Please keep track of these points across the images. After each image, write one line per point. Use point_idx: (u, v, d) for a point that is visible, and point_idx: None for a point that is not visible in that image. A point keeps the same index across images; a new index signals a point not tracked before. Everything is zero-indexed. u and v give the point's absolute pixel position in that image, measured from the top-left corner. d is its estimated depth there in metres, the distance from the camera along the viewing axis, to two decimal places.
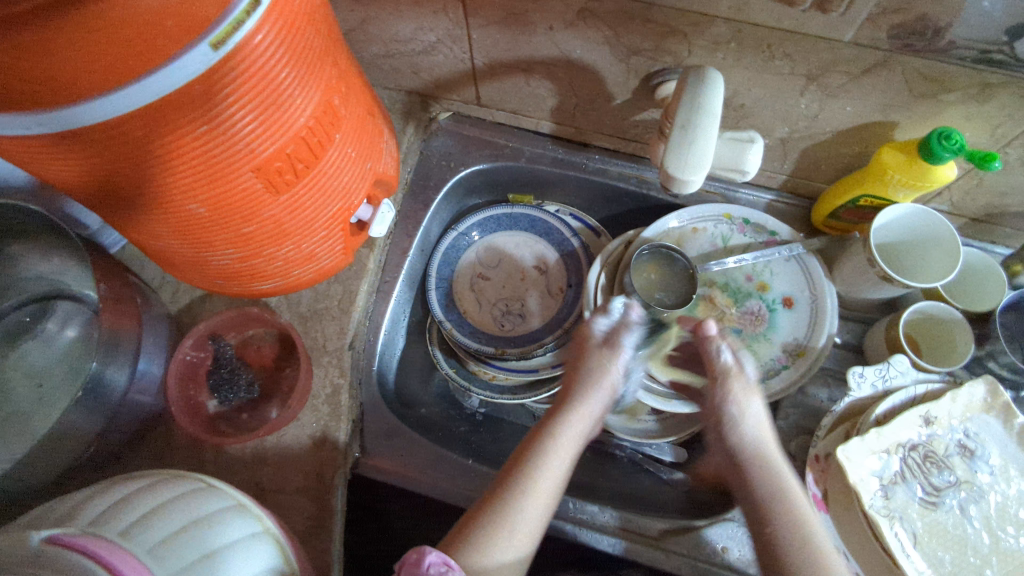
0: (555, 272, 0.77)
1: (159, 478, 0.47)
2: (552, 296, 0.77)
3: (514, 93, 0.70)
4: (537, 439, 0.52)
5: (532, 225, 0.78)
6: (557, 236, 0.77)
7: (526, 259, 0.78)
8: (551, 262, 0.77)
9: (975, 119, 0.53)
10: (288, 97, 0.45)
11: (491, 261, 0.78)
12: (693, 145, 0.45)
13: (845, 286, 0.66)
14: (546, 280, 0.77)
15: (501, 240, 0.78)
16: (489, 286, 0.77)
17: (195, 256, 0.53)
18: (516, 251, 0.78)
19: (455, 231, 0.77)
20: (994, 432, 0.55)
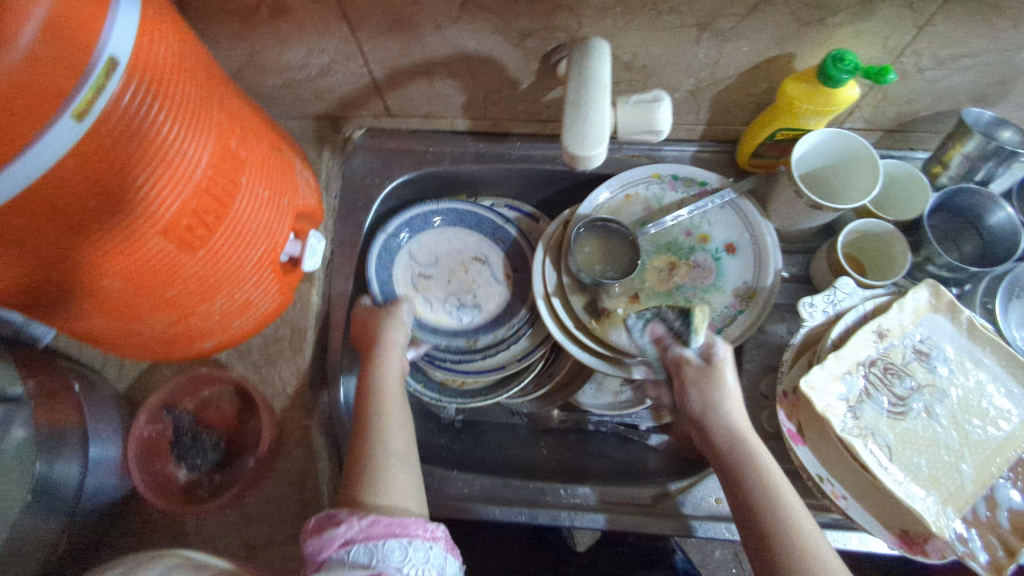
0: (497, 262, 0.76)
1: (135, 561, 0.45)
2: (500, 284, 0.75)
3: (422, 98, 0.69)
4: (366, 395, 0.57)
5: (462, 218, 0.76)
6: (489, 226, 0.76)
7: (463, 253, 0.76)
8: (489, 251, 0.76)
9: (864, 36, 0.54)
10: (177, 153, 0.43)
11: (427, 260, 0.75)
12: (589, 120, 0.44)
13: (782, 221, 0.67)
14: (489, 269, 0.75)
15: (432, 238, 0.76)
16: (433, 285, 0.75)
17: (126, 331, 0.51)
18: (451, 246, 0.76)
19: (385, 233, 0.73)
20: (944, 331, 0.56)
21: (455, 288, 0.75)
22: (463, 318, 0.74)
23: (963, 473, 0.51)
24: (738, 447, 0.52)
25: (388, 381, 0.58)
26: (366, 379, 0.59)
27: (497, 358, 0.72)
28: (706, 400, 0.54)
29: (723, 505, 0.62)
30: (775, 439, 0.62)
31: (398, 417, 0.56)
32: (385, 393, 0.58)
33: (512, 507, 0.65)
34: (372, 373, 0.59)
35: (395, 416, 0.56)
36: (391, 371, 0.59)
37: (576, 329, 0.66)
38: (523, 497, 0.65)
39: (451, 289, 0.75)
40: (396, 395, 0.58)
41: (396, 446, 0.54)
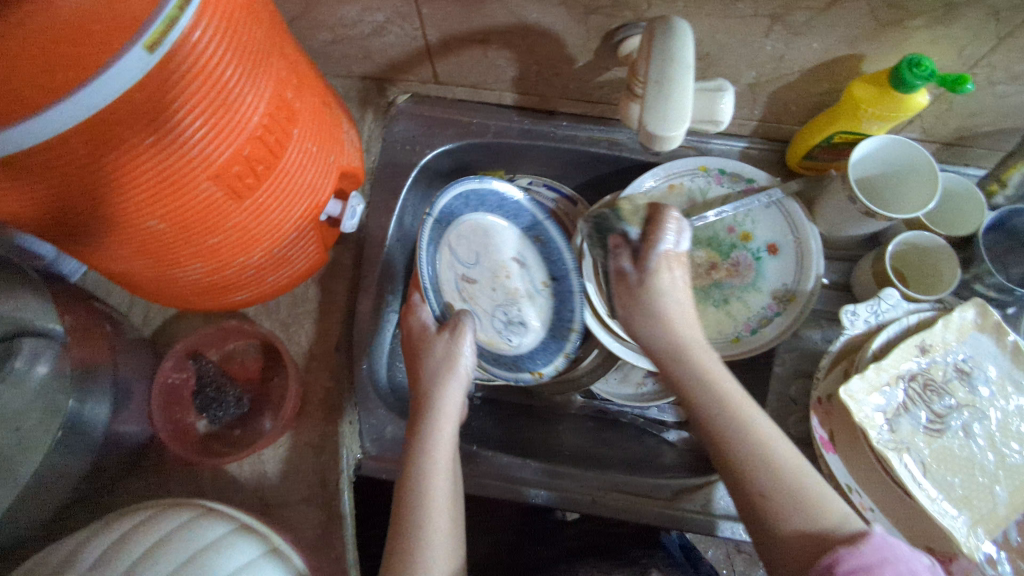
0: (533, 263, 0.73)
1: (158, 508, 0.45)
2: (541, 292, 0.73)
3: (472, 67, 0.68)
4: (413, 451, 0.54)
5: (501, 205, 0.72)
6: (526, 218, 0.72)
7: (500, 249, 0.73)
8: (524, 249, 0.73)
9: (941, 43, 0.52)
10: (237, 97, 0.42)
11: (468, 257, 0.72)
12: (671, 99, 0.43)
13: (829, 226, 0.66)
14: (528, 273, 0.73)
15: (468, 226, 0.72)
16: (477, 290, 0.73)
17: (162, 275, 0.50)
18: (488, 244, 0.73)
19: (430, 214, 0.65)
20: (988, 352, 0.55)
21: (496, 300, 0.73)
22: (518, 334, 0.72)
23: (997, 496, 0.51)
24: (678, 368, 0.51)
25: (439, 440, 0.54)
26: (419, 432, 0.55)
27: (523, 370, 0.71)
28: (651, 314, 0.53)
29: None
30: (801, 445, 0.61)
31: (446, 460, 0.53)
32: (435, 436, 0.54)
33: (527, 488, 0.65)
34: (426, 417, 0.56)
35: (442, 459, 0.53)
36: (445, 415, 0.57)
37: (610, 320, 0.65)
38: (539, 479, 0.65)
39: (494, 301, 0.73)
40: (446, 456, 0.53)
41: (439, 518, 0.49)
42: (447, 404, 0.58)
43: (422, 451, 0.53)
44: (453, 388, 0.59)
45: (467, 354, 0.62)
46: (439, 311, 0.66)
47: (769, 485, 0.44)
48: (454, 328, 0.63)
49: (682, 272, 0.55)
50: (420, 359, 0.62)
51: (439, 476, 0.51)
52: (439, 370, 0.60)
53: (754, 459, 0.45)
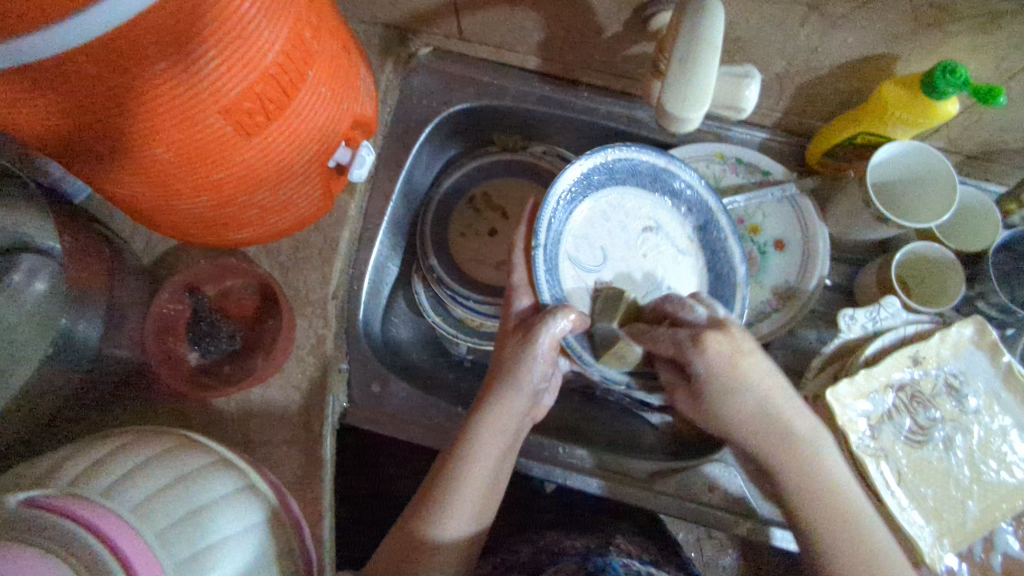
0: (669, 221, 0.63)
1: (139, 435, 0.45)
2: (686, 249, 0.63)
3: (497, 27, 0.65)
4: (456, 447, 0.52)
5: (608, 170, 0.60)
6: (649, 165, 0.61)
7: (631, 219, 0.62)
8: (654, 211, 0.63)
9: (982, 50, 0.50)
10: (254, 30, 0.41)
11: (591, 252, 0.61)
12: (691, 83, 0.42)
13: (838, 227, 0.65)
14: (667, 235, 0.63)
15: (579, 228, 0.61)
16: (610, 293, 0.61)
17: (165, 206, 0.50)
18: (611, 226, 0.62)
19: (538, 244, 0.55)
20: (981, 369, 0.55)
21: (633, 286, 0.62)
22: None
23: (968, 511, 0.51)
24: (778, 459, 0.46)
25: (491, 437, 0.52)
26: (470, 421, 0.53)
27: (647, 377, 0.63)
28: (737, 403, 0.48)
29: (716, 495, 0.63)
30: None
31: (490, 457, 0.52)
32: (485, 431, 0.52)
33: None
34: (479, 416, 0.53)
35: (481, 470, 0.51)
36: (504, 414, 0.53)
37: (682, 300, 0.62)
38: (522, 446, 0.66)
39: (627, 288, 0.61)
40: (493, 453, 0.52)
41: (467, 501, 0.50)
42: (514, 405, 0.54)
43: (466, 445, 0.52)
44: (524, 388, 0.54)
45: (545, 354, 0.54)
46: (547, 298, 0.56)
47: (838, 541, 0.44)
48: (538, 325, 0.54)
49: (744, 349, 0.47)
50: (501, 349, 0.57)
51: (475, 471, 0.51)
52: (507, 373, 0.55)
53: (832, 512, 0.44)
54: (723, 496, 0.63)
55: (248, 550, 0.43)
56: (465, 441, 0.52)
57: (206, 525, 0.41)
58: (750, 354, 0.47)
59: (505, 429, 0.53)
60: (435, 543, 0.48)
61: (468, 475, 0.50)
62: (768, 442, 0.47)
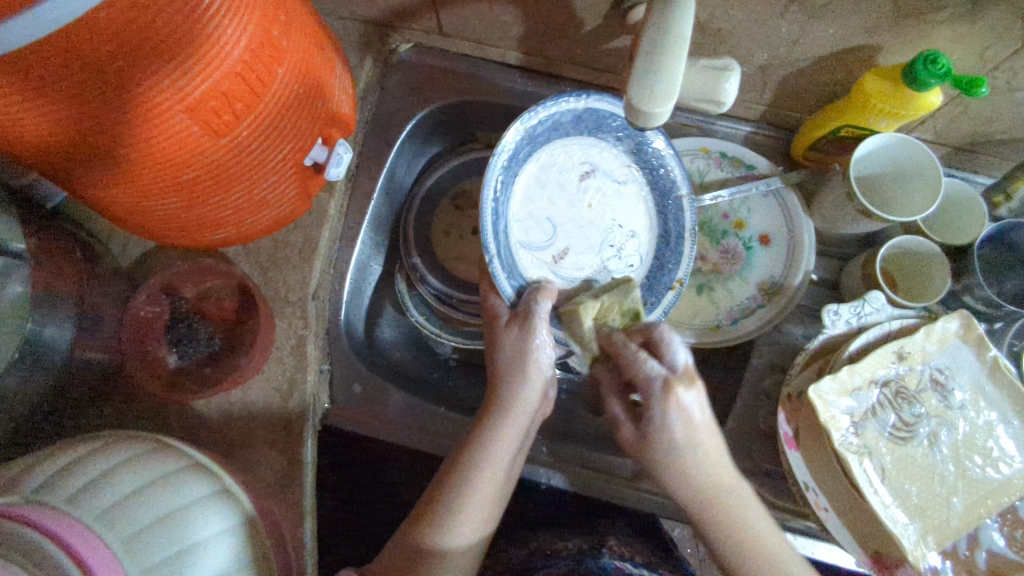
0: (603, 157, 0.61)
1: (109, 440, 0.45)
2: (625, 177, 0.62)
3: (477, 22, 0.64)
4: (467, 448, 0.51)
5: (529, 139, 0.56)
6: (569, 115, 0.57)
7: (566, 172, 0.60)
8: (586, 154, 0.60)
9: (965, 40, 0.50)
10: (215, 27, 0.41)
11: (535, 223, 0.59)
12: (656, 80, 0.41)
13: (824, 221, 0.64)
14: (604, 173, 0.61)
15: (517, 209, 0.58)
16: (573, 257, 0.60)
17: (137, 207, 0.49)
18: (548, 191, 0.60)
19: (492, 255, 0.54)
20: (967, 364, 0.54)
21: (591, 237, 0.61)
22: (630, 258, 0.62)
23: (952, 507, 0.51)
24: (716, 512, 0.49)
25: (504, 437, 0.51)
26: (483, 422, 0.52)
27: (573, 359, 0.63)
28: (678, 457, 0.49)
29: None
30: (767, 438, 0.62)
31: (506, 452, 0.51)
32: (498, 433, 0.51)
33: None
34: (489, 418, 0.52)
35: (493, 473, 0.50)
36: (514, 416, 0.52)
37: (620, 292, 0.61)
38: None
39: (586, 242, 0.61)
40: (508, 453, 0.51)
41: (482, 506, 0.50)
42: (524, 401, 0.53)
43: (478, 440, 0.51)
44: (530, 379, 0.53)
45: (543, 341, 0.54)
46: (513, 294, 0.56)
47: None
48: (528, 318, 0.54)
49: (692, 409, 0.48)
50: (493, 346, 0.56)
51: (488, 474, 0.50)
52: (513, 367, 0.53)
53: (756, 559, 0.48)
54: None
55: (221, 555, 0.43)
56: (476, 445, 0.51)
57: (177, 530, 0.41)
58: (692, 417, 0.48)
59: (518, 427, 0.52)
60: (445, 552, 0.48)
61: (480, 481, 0.50)
62: (701, 504, 0.49)
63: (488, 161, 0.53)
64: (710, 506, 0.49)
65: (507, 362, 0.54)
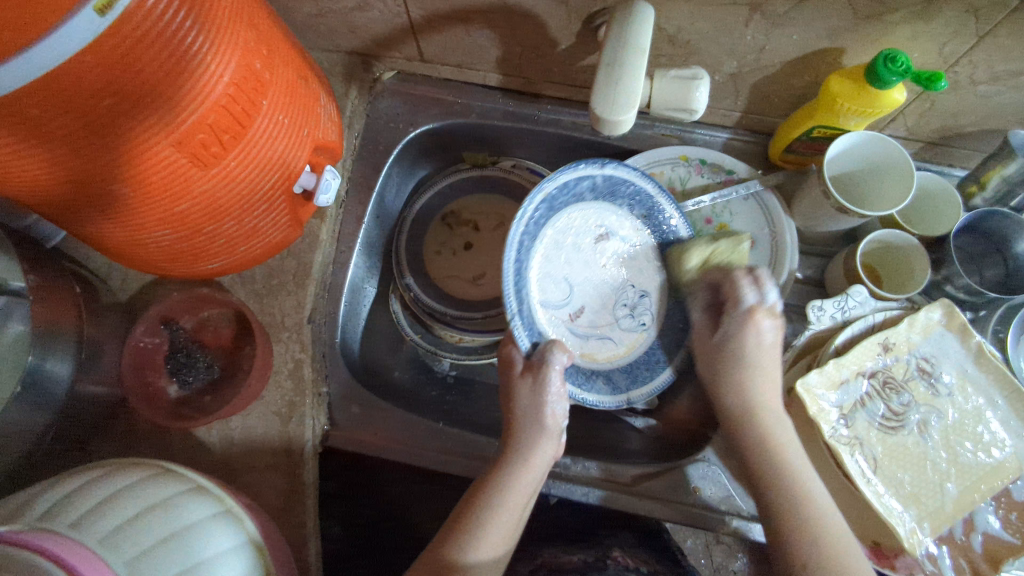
0: (618, 220, 0.63)
1: (112, 468, 0.46)
2: (640, 240, 0.63)
3: (456, 46, 0.66)
4: (484, 487, 0.52)
5: (550, 206, 0.60)
6: (586, 185, 0.60)
7: (582, 235, 0.62)
8: (603, 218, 0.62)
9: (922, 38, 0.51)
10: (199, 63, 0.43)
11: (553, 285, 0.62)
12: (619, 86, 0.47)
13: (805, 220, 0.65)
14: (620, 236, 0.63)
15: (537, 270, 0.61)
16: (587, 317, 0.63)
17: (132, 241, 0.51)
18: (567, 253, 0.62)
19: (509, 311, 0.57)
20: (951, 351, 0.55)
21: (604, 297, 0.63)
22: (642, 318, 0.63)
23: (946, 493, 0.51)
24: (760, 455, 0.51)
25: (519, 484, 0.52)
26: (500, 468, 0.53)
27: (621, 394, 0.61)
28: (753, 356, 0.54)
29: (701, 494, 0.62)
30: None
31: (520, 497, 0.52)
32: (514, 477, 0.52)
33: None
34: (504, 466, 0.53)
35: (510, 508, 0.51)
36: (531, 465, 0.53)
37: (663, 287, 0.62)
38: None
39: (599, 300, 0.63)
40: (523, 499, 0.52)
41: (500, 542, 0.50)
42: (541, 453, 0.53)
43: (496, 482, 0.52)
44: (546, 432, 0.54)
45: (558, 393, 0.55)
46: (530, 345, 0.58)
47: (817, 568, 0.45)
48: (540, 369, 0.55)
49: (775, 326, 0.54)
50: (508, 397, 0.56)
51: (503, 509, 0.51)
52: (530, 422, 0.54)
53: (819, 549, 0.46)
54: (708, 496, 0.62)
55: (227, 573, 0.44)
56: (491, 486, 0.52)
57: (181, 550, 0.42)
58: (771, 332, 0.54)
59: (534, 478, 0.53)
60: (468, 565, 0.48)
61: (496, 518, 0.50)
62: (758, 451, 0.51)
63: (511, 224, 0.56)
64: (753, 426, 0.52)
65: (522, 410, 0.55)
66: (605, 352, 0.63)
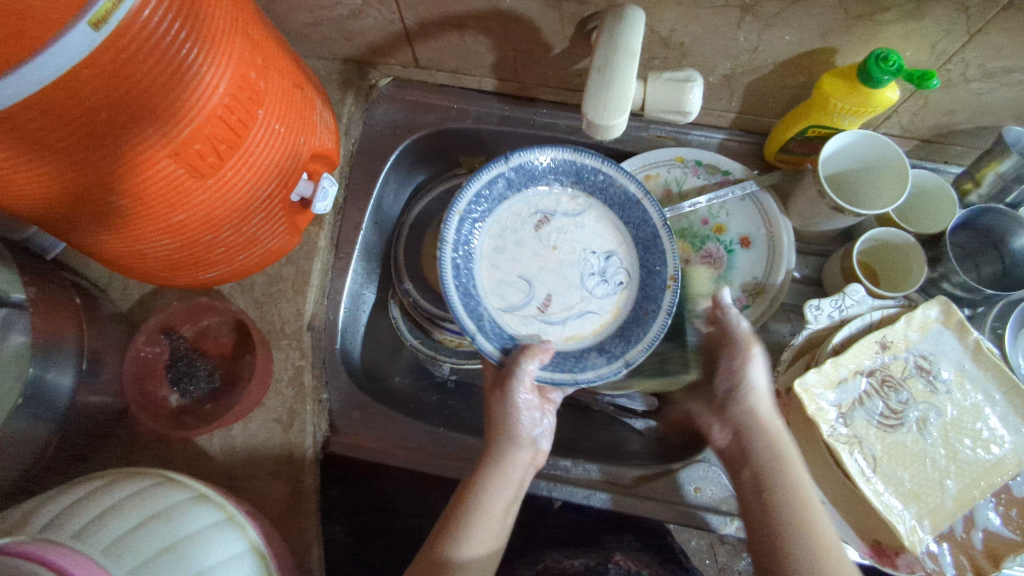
0: (551, 202, 0.61)
1: (113, 478, 0.46)
2: (580, 210, 0.62)
3: (451, 52, 0.67)
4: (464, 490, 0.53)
5: (478, 220, 0.59)
6: (501, 184, 0.59)
7: (521, 228, 0.61)
8: (535, 205, 0.61)
9: (914, 37, 0.51)
10: (194, 75, 0.43)
11: (510, 284, 0.60)
12: (612, 89, 0.47)
13: (801, 219, 0.66)
14: (559, 215, 0.61)
15: (487, 281, 0.59)
16: (557, 300, 0.60)
17: (130, 252, 0.51)
18: (512, 255, 0.60)
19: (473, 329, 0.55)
20: (948, 348, 0.55)
21: (564, 275, 0.61)
22: (616, 278, 0.60)
23: (946, 490, 0.51)
24: (777, 475, 0.51)
25: (496, 486, 0.52)
26: (478, 473, 0.53)
27: (618, 358, 0.57)
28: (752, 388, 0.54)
29: (703, 495, 0.62)
30: None
31: (499, 501, 0.52)
32: (491, 481, 0.52)
33: None
34: (482, 471, 0.53)
35: (493, 512, 0.51)
36: (506, 469, 0.54)
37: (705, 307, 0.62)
38: None
39: (562, 281, 0.61)
40: (502, 502, 0.52)
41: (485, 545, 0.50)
42: (515, 457, 0.55)
43: (474, 485, 0.52)
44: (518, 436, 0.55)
45: (525, 398, 0.56)
46: (497, 352, 0.56)
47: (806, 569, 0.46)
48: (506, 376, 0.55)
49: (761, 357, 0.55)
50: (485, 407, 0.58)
51: (485, 512, 0.51)
52: (502, 427, 0.55)
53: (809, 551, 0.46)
54: (709, 497, 0.62)
55: None
56: (470, 488, 0.52)
57: (183, 559, 0.42)
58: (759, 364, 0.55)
59: (510, 482, 0.53)
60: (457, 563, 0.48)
61: (476, 520, 0.50)
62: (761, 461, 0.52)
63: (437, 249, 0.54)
64: (763, 437, 0.53)
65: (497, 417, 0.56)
66: (592, 322, 0.60)
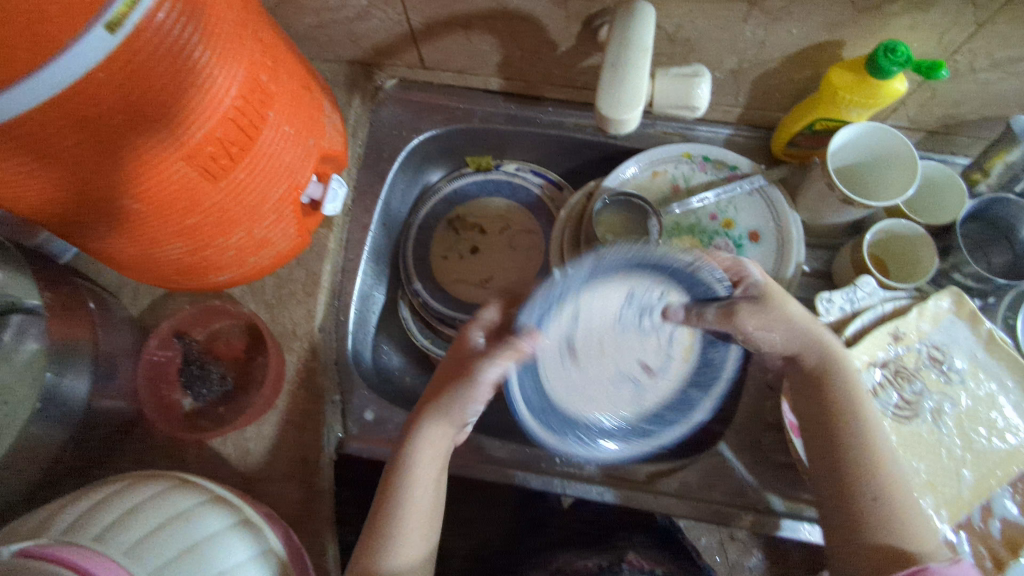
0: (580, 297, 0.58)
1: (131, 481, 0.46)
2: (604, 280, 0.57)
3: (457, 53, 0.67)
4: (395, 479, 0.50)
5: (538, 407, 0.59)
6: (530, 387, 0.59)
7: (569, 340, 0.60)
8: (567, 314, 0.59)
9: (921, 28, 0.52)
10: (207, 78, 0.43)
11: (597, 367, 0.62)
12: (622, 85, 0.47)
13: (811, 213, 0.66)
14: (593, 295, 0.58)
15: (579, 379, 0.62)
16: (645, 357, 0.62)
17: (142, 255, 0.51)
18: (581, 364, 0.61)
19: (602, 441, 0.61)
20: (961, 338, 0.55)
21: (634, 337, 0.61)
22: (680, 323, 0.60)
23: (963, 480, 0.51)
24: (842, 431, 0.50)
25: (421, 485, 0.50)
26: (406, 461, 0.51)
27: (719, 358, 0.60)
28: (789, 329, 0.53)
29: (717, 491, 0.62)
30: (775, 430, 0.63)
31: (423, 501, 0.50)
32: (419, 476, 0.50)
33: (504, 470, 0.65)
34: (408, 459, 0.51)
35: (417, 514, 0.49)
36: (428, 465, 0.51)
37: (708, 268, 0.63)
38: (521, 458, 0.66)
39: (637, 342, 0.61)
40: (426, 502, 0.50)
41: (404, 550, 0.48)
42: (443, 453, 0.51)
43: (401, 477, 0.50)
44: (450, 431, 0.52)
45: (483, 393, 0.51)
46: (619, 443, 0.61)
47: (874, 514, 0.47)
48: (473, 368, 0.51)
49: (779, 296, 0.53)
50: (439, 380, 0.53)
51: (410, 513, 0.49)
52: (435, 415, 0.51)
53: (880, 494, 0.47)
54: (722, 491, 0.62)
55: None
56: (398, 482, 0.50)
57: (202, 560, 0.42)
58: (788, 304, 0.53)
59: (436, 480, 0.51)
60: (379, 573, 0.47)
61: (403, 525, 0.48)
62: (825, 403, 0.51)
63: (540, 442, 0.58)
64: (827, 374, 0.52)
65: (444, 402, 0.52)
66: (688, 355, 0.61)
